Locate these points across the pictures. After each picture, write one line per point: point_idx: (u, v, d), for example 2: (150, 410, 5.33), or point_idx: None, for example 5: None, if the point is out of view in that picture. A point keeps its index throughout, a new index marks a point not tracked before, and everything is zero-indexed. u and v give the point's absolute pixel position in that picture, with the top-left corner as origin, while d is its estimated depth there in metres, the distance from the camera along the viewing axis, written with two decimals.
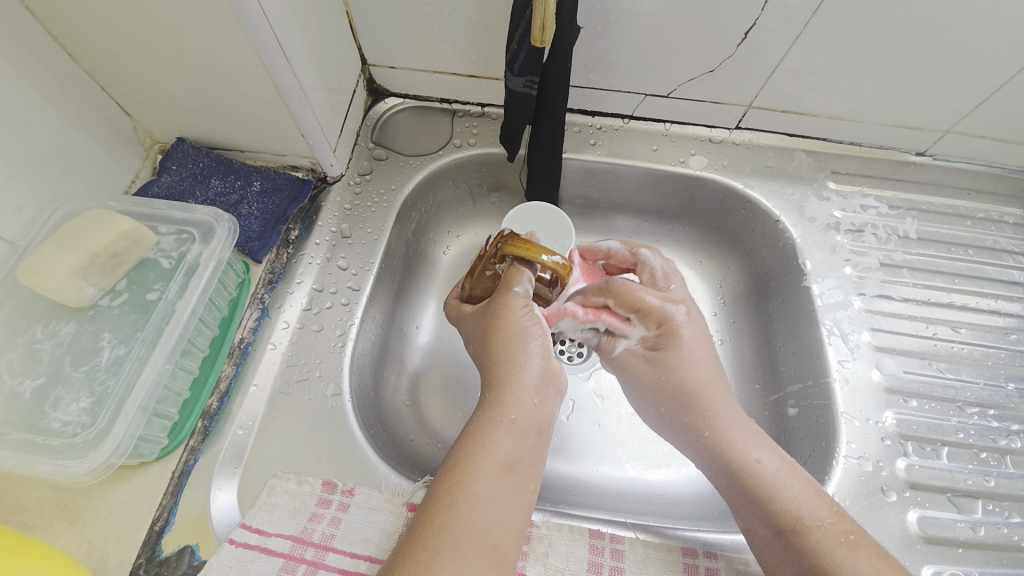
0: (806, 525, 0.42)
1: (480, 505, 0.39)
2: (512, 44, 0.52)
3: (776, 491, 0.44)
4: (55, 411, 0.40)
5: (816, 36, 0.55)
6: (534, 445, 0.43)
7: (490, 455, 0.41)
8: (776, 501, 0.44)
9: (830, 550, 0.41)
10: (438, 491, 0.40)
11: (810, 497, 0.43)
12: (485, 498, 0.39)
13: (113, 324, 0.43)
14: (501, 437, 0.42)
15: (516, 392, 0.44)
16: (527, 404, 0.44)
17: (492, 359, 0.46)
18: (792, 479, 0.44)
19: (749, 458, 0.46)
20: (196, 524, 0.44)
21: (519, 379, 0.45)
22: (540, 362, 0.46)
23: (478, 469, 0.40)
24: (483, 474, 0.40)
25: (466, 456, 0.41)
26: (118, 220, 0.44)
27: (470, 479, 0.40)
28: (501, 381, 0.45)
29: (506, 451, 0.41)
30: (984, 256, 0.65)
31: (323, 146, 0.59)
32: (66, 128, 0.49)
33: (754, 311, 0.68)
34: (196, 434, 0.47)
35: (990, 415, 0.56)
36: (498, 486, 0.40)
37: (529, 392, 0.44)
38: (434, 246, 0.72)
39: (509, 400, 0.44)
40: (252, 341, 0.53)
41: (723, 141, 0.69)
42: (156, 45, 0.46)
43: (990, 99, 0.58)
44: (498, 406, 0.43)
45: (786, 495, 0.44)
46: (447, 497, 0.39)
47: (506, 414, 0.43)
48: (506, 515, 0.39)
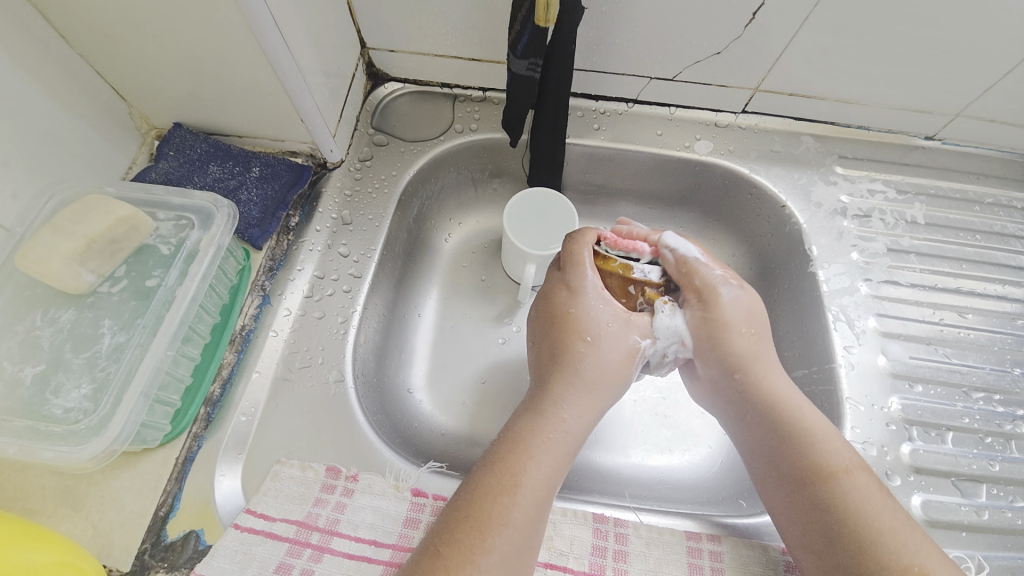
0: (839, 471, 0.42)
1: (513, 531, 0.38)
2: (515, 25, 0.51)
3: (817, 432, 0.44)
4: (56, 398, 0.40)
5: (825, 15, 0.53)
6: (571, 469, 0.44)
7: (545, 476, 0.41)
8: (809, 440, 0.44)
9: (862, 489, 0.42)
10: (485, 501, 0.39)
11: (838, 442, 0.44)
12: (529, 518, 0.39)
13: (114, 310, 0.43)
14: (556, 460, 0.42)
15: (580, 414, 0.44)
16: (580, 428, 0.44)
17: (569, 363, 0.46)
18: (824, 420, 0.46)
19: (789, 399, 0.47)
20: (200, 510, 0.44)
21: (581, 402, 0.45)
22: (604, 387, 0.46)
23: (531, 486, 0.40)
24: (533, 492, 0.40)
25: (524, 470, 0.41)
26: (117, 206, 0.44)
27: (508, 502, 0.39)
28: (566, 398, 0.45)
29: (557, 474, 0.42)
30: (992, 241, 0.64)
31: (322, 131, 0.58)
32: (61, 112, 0.48)
33: (759, 297, 0.68)
34: (198, 421, 0.47)
35: (996, 400, 0.56)
36: (533, 511, 0.40)
37: (587, 417, 0.45)
38: (436, 233, 0.72)
39: (570, 421, 0.44)
40: (253, 328, 0.52)
41: (728, 125, 0.68)
42: (151, 26, 0.45)
43: (1002, 80, 0.57)
44: (559, 427, 0.43)
45: (828, 437, 0.44)
46: (485, 515, 0.38)
47: (567, 440, 0.43)
48: (540, 534, 0.40)
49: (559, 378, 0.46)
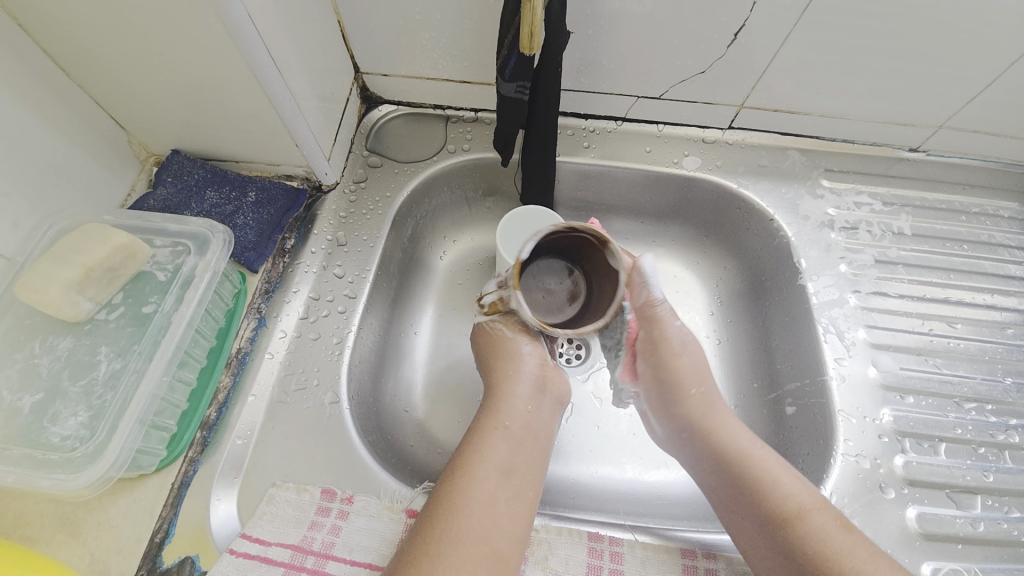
0: (802, 513, 0.44)
1: (478, 511, 0.43)
2: (501, 50, 0.53)
3: (775, 479, 0.46)
4: (54, 425, 0.40)
5: (805, 35, 0.55)
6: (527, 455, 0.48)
7: (490, 464, 0.46)
8: (768, 492, 0.46)
9: (827, 533, 0.43)
10: (439, 495, 0.44)
11: (800, 486, 0.46)
12: (483, 505, 0.43)
13: (110, 337, 0.44)
14: (498, 448, 0.47)
15: (514, 411, 0.50)
16: (528, 421, 0.50)
17: (498, 378, 0.52)
18: (786, 469, 0.47)
19: (752, 454, 0.49)
20: (196, 535, 0.45)
21: (517, 399, 0.51)
22: (533, 386, 0.52)
23: (477, 476, 0.45)
24: (481, 480, 0.45)
25: (467, 463, 0.46)
26: (114, 234, 0.45)
27: (468, 486, 0.44)
28: (501, 398, 0.51)
29: (503, 460, 0.46)
30: (979, 251, 0.65)
31: (317, 155, 0.59)
32: (62, 142, 0.49)
33: (750, 309, 0.68)
34: (194, 445, 0.48)
35: (988, 410, 0.56)
36: (495, 492, 0.44)
37: (523, 409, 0.50)
38: (431, 251, 0.73)
39: (507, 416, 0.49)
40: (249, 351, 0.53)
41: (715, 141, 0.70)
42: (148, 59, 0.46)
43: (982, 94, 0.59)
44: (496, 421, 0.49)
45: (785, 481, 0.46)
46: (448, 499, 0.43)
47: (504, 430, 0.48)
48: (501, 519, 0.43)
49: (493, 393, 0.52)
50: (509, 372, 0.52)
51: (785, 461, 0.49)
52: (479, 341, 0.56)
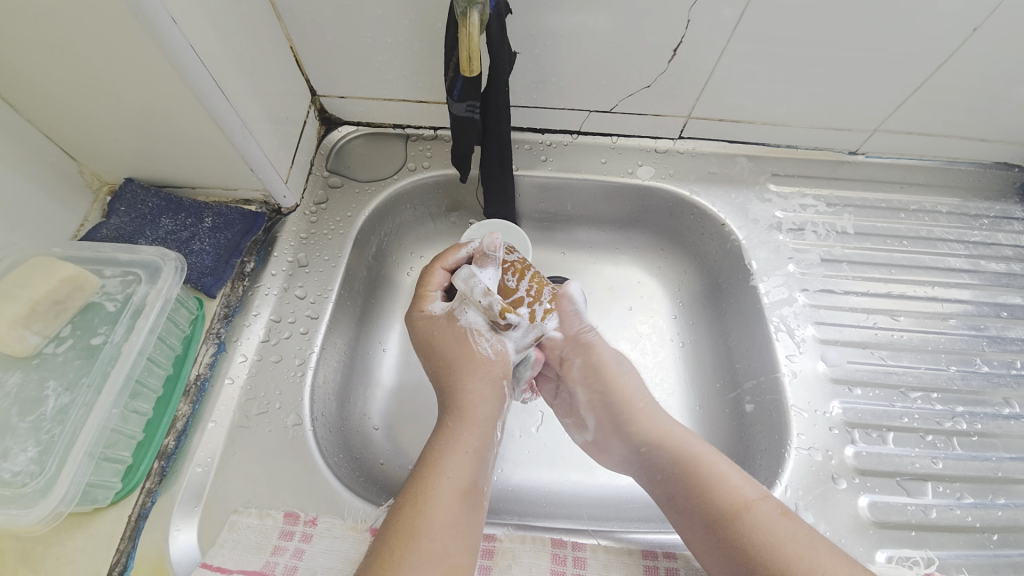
0: (739, 512, 0.45)
1: (439, 533, 0.41)
2: (448, 72, 0.54)
3: (709, 473, 0.47)
4: (1, 462, 0.39)
5: (741, 47, 0.58)
6: (488, 470, 0.47)
7: (450, 483, 0.43)
8: (708, 492, 0.46)
9: (759, 531, 0.43)
10: (396, 522, 0.41)
11: (741, 481, 0.46)
12: (445, 528, 0.41)
13: (58, 370, 0.43)
14: (462, 465, 0.45)
15: (473, 421, 0.48)
16: (485, 436, 0.48)
17: (454, 385, 0.50)
18: (723, 462, 0.48)
19: (686, 451, 0.50)
20: (155, 567, 0.44)
21: (474, 407, 0.48)
22: (491, 388, 0.50)
23: (437, 499, 0.42)
24: (442, 503, 0.42)
25: (427, 485, 0.43)
26: (59, 267, 0.44)
27: (429, 509, 0.42)
28: (459, 408, 0.48)
29: (466, 477, 0.44)
30: (919, 246, 0.68)
31: (274, 179, 0.60)
32: (8, 176, 0.49)
33: (709, 311, 0.71)
34: (152, 476, 0.47)
35: (934, 398, 0.59)
36: (457, 513, 0.43)
37: (484, 417, 0.48)
38: (397, 268, 0.73)
39: (467, 428, 0.47)
40: (208, 376, 0.53)
41: (667, 151, 0.72)
42: (94, 91, 0.47)
43: (912, 96, 0.62)
44: (456, 434, 0.46)
45: (720, 481, 0.46)
46: (408, 527, 0.41)
47: (466, 444, 0.46)
48: (464, 538, 0.42)
49: (451, 400, 0.49)
50: (468, 375, 0.50)
51: (724, 455, 0.49)
52: (419, 338, 0.54)
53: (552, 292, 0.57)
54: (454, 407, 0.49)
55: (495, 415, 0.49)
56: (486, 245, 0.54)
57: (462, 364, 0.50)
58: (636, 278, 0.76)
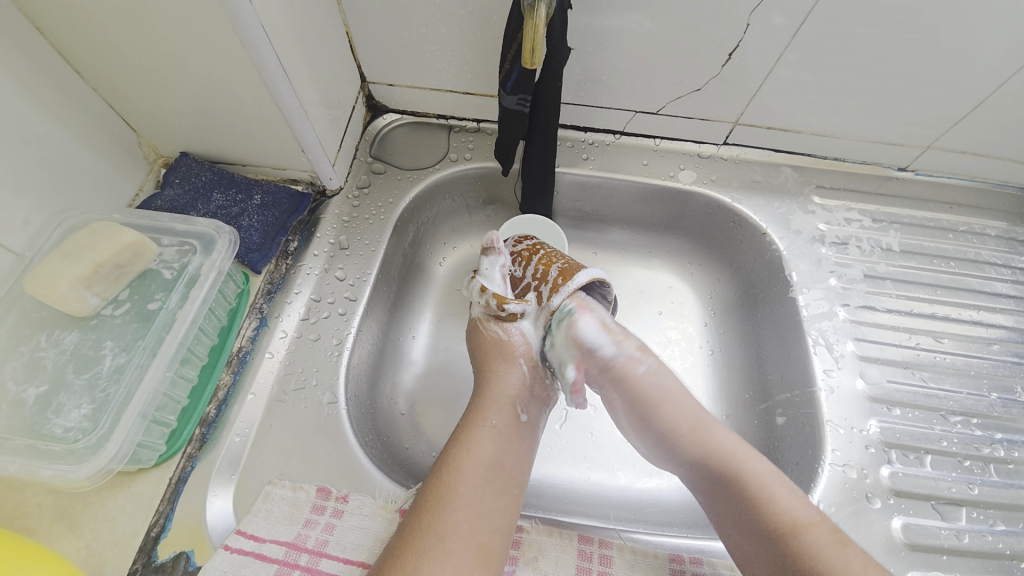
0: (800, 525, 0.43)
1: (464, 507, 0.44)
2: (504, 64, 0.55)
3: (771, 493, 0.45)
4: (58, 417, 0.41)
5: (797, 55, 0.57)
6: (513, 449, 0.49)
7: (474, 459, 0.47)
8: (769, 507, 0.44)
9: (821, 548, 0.42)
10: (426, 493, 0.45)
11: (796, 499, 0.45)
12: (469, 500, 0.44)
13: (115, 332, 0.45)
14: (485, 443, 0.48)
15: (500, 408, 0.51)
16: (510, 421, 0.51)
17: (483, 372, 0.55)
18: (781, 483, 0.46)
19: (745, 466, 0.47)
20: (192, 530, 0.45)
21: (497, 388, 0.53)
22: (516, 372, 0.54)
23: (462, 472, 0.46)
24: (467, 477, 0.46)
25: (454, 459, 0.47)
26: (122, 232, 0.46)
27: (455, 483, 0.45)
28: (485, 393, 0.53)
29: (490, 457, 0.47)
30: (966, 268, 0.67)
31: (322, 161, 0.61)
32: (73, 143, 0.51)
33: (742, 320, 0.70)
34: (193, 441, 0.48)
35: (974, 424, 0.58)
36: (481, 489, 0.46)
37: (506, 398, 0.52)
38: (431, 257, 0.74)
39: (496, 415, 0.51)
40: (250, 350, 0.54)
41: (710, 156, 0.71)
42: (163, 64, 0.48)
43: (970, 115, 0.61)
44: (481, 415, 0.51)
45: (778, 498, 0.45)
46: (435, 499, 0.44)
47: (486, 423, 0.50)
48: (488, 511, 0.45)
49: (480, 384, 0.54)
50: (495, 360, 0.55)
51: (779, 470, 0.47)
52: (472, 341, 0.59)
53: (559, 268, 0.57)
54: (481, 393, 0.53)
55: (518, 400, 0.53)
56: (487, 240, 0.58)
57: (493, 350, 0.56)
58: (669, 283, 0.76)
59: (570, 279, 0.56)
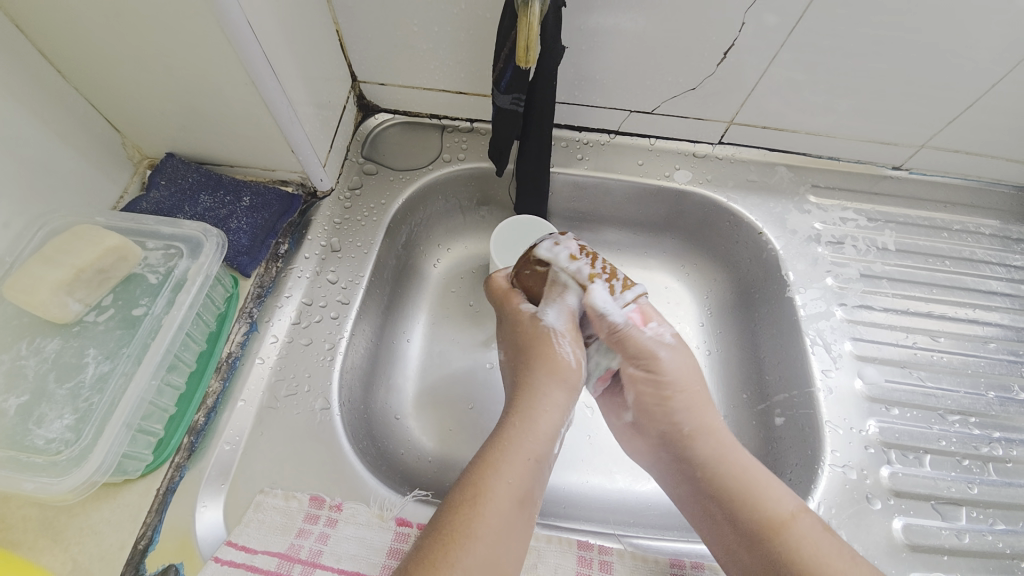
0: (778, 523, 0.42)
1: (492, 544, 0.39)
2: (498, 62, 0.54)
3: (809, 553, 0.40)
4: (39, 428, 0.39)
5: (792, 55, 0.57)
6: (547, 481, 0.45)
7: (509, 490, 0.42)
8: (802, 565, 0.40)
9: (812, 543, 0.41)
10: (451, 521, 0.40)
11: (834, 559, 0.40)
12: (498, 536, 0.40)
13: (99, 339, 0.43)
14: (522, 473, 0.43)
15: (537, 424, 0.45)
16: (548, 440, 0.45)
17: (528, 384, 0.47)
18: (778, 486, 0.44)
19: (739, 467, 0.45)
20: (181, 542, 0.44)
21: (544, 410, 0.46)
22: (565, 392, 0.47)
23: (494, 505, 0.40)
24: (498, 511, 0.41)
25: (486, 487, 0.41)
26: (105, 236, 0.44)
27: (485, 516, 0.40)
28: (527, 411, 0.46)
29: (523, 485, 0.42)
30: (961, 267, 0.67)
31: (313, 161, 0.59)
32: (53, 143, 0.49)
33: (739, 320, 0.70)
34: (181, 451, 0.47)
35: (972, 423, 0.57)
36: (513, 522, 0.41)
37: (551, 424, 0.46)
38: (424, 258, 0.73)
39: (533, 431, 0.45)
40: (239, 356, 0.53)
41: (705, 156, 0.71)
42: (147, 62, 0.47)
43: (962, 115, 0.61)
44: (522, 440, 0.44)
45: (819, 557, 0.40)
46: (460, 533, 0.39)
47: (530, 451, 0.43)
48: (515, 549, 0.40)
49: (520, 391, 0.48)
50: (542, 370, 0.48)
51: (812, 518, 0.43)
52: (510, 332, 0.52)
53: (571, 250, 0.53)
54: (522, 410, 0.46)
55: (558, 415, 0.46)
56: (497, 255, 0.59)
57: (540, 358, 0.48)
58: (665, 283, 0.75)
59: (634, 287, 0.50)
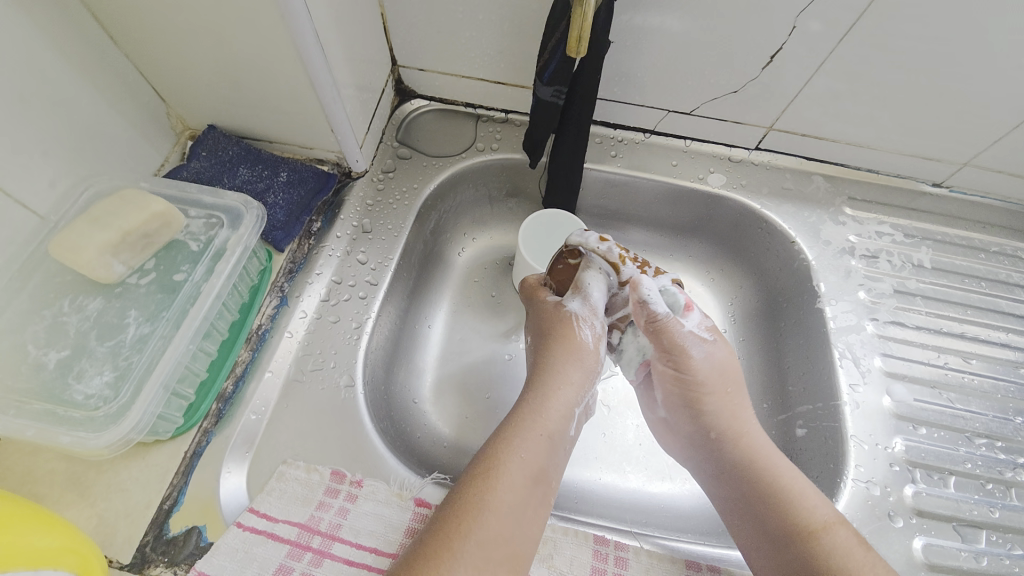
0: (817, 531, 0.42)
1: (506, 515, 0.41)
2: (544, 53, 0.54)
3: (789, 498, 0.45)
4: (78, 383, 0.40)
5: (839, 63, 0.56)
6: (558, 461, 0.46)
7: (522, 467, 0.43)
8: (789, 511, 0.44)
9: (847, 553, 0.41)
10: (466, 492, 0.41)
11: (822, 507, 0.44)
12: (512, 508, 0.41)
13: (140, 301, 0.44)
14: (535, 449, 0.44)
15: (551, 407, 0.47)
16: (563, 422, 0.47)
17: (545, 366, 0.49)
18: (807, 488, 0.45)
19: (771, 467, 0.47)
20: (204, 507, 0.44)
21: (558, 390, 0.48)
22: (581, 374, 0.49)
23: (507, 478, 0.42)
24: (513, 484, 0.42)
25: (499, 461, 0.43)
26: (152, 201, 0.45)
27: (499, 487, 0.41)
28: (543, 392, 0.47)
29: (537, 464, 0.44)
30: (998, 289, 0.65)
31: (351, 142, 0.60)
32: (102, 108, 0.50)
33: (763, 329, 0.69)
34: (209, 417, 0.48)
35: (999, 447, 0.56)
36: (525, 496, 0.42)
37: (565, 404, 0.47)
38: (450, 246, 0.73)
39: (547, 414, 0.46)
40: (269, 328, 0.53)
41: (741, 160, 0.70)
42: (198, 32, 0.47)
43: (1011, 134, 0.59)
44: (537, 418, 0.46)
45: (798, 504, 0.44)
46: (476, 502, 0.41)
47: (544, 429, 0.45)
48: (526, 523, 0.42)
49: (538, 375, 0.49)
50: (562, 354, 0.49)
51: (804, 476, 0.47)
52: (537, 318, 0.54)
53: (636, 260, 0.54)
54: (540, 391, 0.48)
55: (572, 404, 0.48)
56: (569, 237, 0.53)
57: (561, 341, 0.50)
58: (690, 286, 0.75)
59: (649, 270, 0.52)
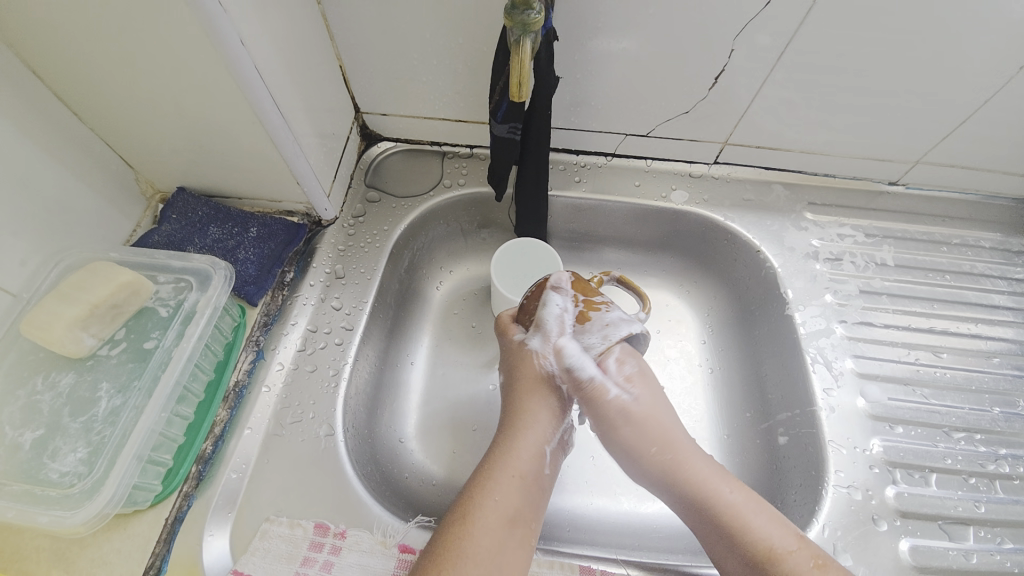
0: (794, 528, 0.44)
1: (484, 561, 0.41)
2: (494, 95, 0.56)
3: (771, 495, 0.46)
4: (53, 461, 0.41)
5: (783, 76, 0.58)
6: (536, 501, 0.46)
7: (497, 510, 0.43)
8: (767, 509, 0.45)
9: (821, 549, 0.42)
10: (444, 538, 0.42)
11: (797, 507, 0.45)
12: (489, 552, 0.41)
13: (112, 373, 0.45)
14: (508, 492, 0.44)
15: (523, 449, 0.47)
16: (534, 462, 0.46)
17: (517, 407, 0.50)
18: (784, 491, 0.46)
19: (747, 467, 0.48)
20: (188, 572, 0.44)
21: (527, 432, 0.48)
22: (549, 416, 0.49)
23: (482, 522, 0.42)
24: (490, 527, 0.42)
25: (474, 507, 0.43)
26: (119, 272, 0.46)
27: (475, 533, 0.42)
28: (514, 431, 0.48)
29: (511, 505, 0.44)
30: (962, 281, 0.67)
31: (318, 192, 0.61)
32: (72, 183, 0.52)
33: (740, 337, 0.70)
34: (189, 480, 0.48)
35: (977, 439, 0.57)
36: (501, 540, 0.42)
37: (535, 446, 0.47)
38: (427, 281, 0.74)
39: (518, 455, 0.46)
40: (246, 383, 0.54)
41: (702, 176, 0.72)
42: (158, 104, 0.49)
43: (956, 129, 0.61)
44: (506, 462, 0.46)
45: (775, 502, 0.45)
46: (452, 548, 0.41)
47: (515, 470, 0.45)
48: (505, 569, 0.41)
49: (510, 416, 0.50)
50: (529, 397, 0.49)
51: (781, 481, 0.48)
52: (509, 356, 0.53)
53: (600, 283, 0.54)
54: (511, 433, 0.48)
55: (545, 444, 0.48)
56: (552, 281, 0.52)
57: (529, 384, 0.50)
58: (666, 301, 0.76)
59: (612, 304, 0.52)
